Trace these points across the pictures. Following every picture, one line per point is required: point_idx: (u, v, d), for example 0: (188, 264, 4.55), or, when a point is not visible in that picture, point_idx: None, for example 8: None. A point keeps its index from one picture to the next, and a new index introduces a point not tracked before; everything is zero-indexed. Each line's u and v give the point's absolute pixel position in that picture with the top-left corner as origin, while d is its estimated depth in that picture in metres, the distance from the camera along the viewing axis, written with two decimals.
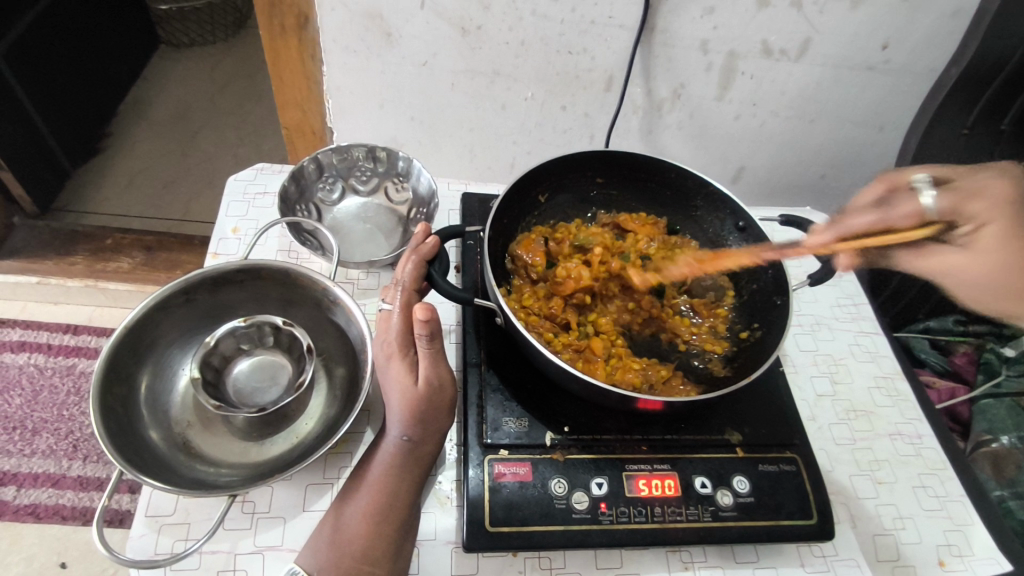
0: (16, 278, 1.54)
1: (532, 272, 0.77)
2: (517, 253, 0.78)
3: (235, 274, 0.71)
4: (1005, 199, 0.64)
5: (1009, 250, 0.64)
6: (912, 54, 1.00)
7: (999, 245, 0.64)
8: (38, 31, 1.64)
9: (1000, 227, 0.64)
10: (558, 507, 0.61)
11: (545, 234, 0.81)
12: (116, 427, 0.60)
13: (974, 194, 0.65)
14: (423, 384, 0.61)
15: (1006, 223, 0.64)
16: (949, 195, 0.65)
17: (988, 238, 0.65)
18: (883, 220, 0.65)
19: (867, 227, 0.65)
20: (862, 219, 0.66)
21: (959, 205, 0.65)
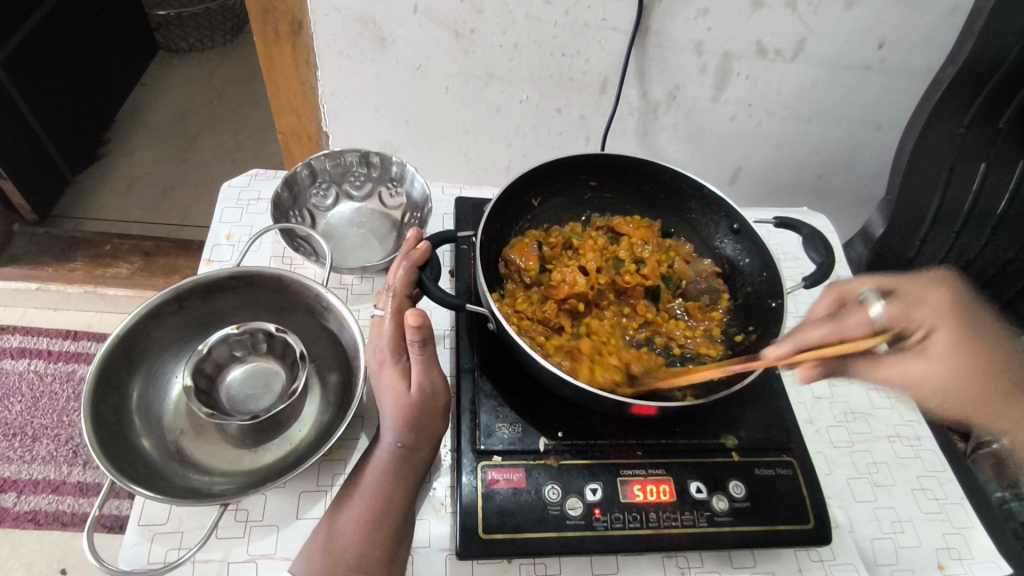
0: (15, 285, 1.55)
1: (526, 276, 0.76)
2: (512, 256, 0.78)
3: (227, 281, 0.71)
4: (947, 307, 0.62)
5: (952, 361, 0.60)
6: (908, 54, 0.99)
7: (943, 351, 0.61)
8: (37, 39, 1.64)
9: (947, 337, 0.61)
10: (552, 513, 0.61)
11: (538, 239, 0.81)
12: (107, 436, 0.60)
13: (916, 302, 0.62)
14: (416, 391, 0.60)
15: (950, 336, 0.61)
16: (898, 302, 0.62)
17: (940, 345, 0.61)
18: (837, 332, 0.58)
19: (836, 335, 0.58)
20: (819, 329, 0.59)
21: (907, 311, 0.61)
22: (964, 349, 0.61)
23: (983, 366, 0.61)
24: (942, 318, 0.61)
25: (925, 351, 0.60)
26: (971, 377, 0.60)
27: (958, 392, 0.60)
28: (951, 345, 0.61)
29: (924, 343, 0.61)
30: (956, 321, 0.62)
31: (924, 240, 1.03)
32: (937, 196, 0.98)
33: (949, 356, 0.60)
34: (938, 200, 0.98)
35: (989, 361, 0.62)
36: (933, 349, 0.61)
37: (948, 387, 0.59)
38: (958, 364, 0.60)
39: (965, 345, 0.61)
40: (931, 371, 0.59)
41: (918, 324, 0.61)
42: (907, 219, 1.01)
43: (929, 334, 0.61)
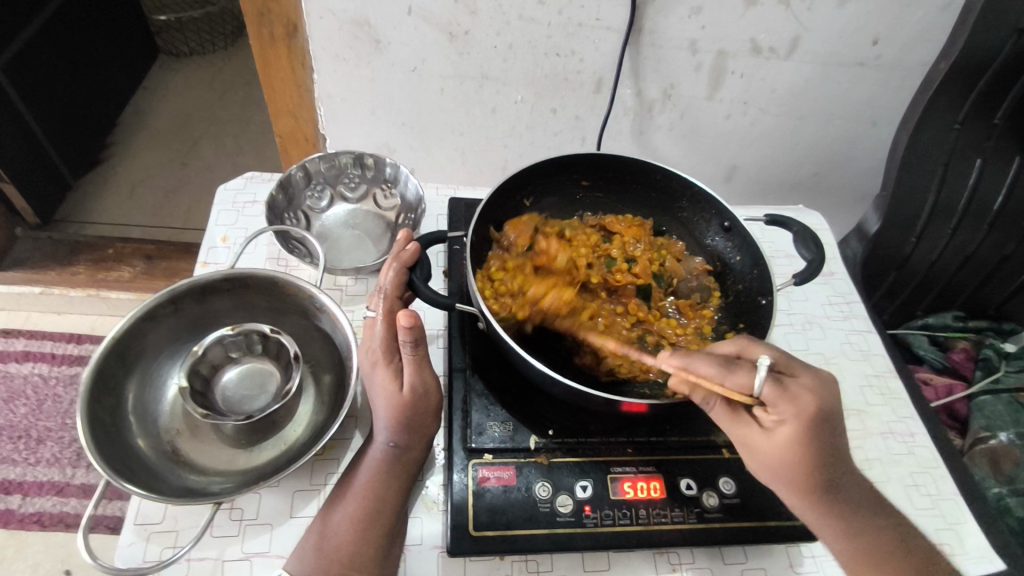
0: (19, 289, 1.56)
1: (514, 251, 0.77)
2: (507, 231, 0.78)
3: (221, 283, 0.72)
4: (805, 411, 0.56)
5: (792, 454, 0.57)
6: (902, 50, 0.99)
7: (782, 443, 0.57)
8: (38, 45, 1.66)
9: (792, 434, 0.56)
10: (542, 510, 0.61)
11: (537, 222, 0.79)
12: (102, 436, 0.61)
13: (793, 398, 0.56)
14: (408, 391, 0.61)
15: (801, 435, 0.56)
16: (781, 389, 0.56)
17: (784, 439, 0.57)
18: (716, 376, 0.55)
19: (719, 378, 0.54)
20: (709, 363, 0.55)
21: (778, 403, 0.56)
22: (812, 453, 0.57)
23: (816, 470, 0.58)
24: (799, 421, 0.56)
25: (770, 431, 0.58)
26: (797, 469, 0.58)
27: (777, 474, 0.59)
28: (799, 445, 0.56)
29: (775, 427, 0.58)
30: (816, 433, 0.56)
31: (919, 236, 1.02)
32: (932, 191, 0.97)
33: (793, 450, 0.57)
34: (934, 196, 0.97)
35: (827, 470, 0.58)
36: (778, 436, 0.57)
37: (772, 468, 0.59)
38: (798, 458, 0.57)
39: (811, 451, 0.57)
40: (767, 445, 0.58)
41: (778, 412, 0.56)
42: (903, 213, 1.00)
43: (782, 424, 0.57)
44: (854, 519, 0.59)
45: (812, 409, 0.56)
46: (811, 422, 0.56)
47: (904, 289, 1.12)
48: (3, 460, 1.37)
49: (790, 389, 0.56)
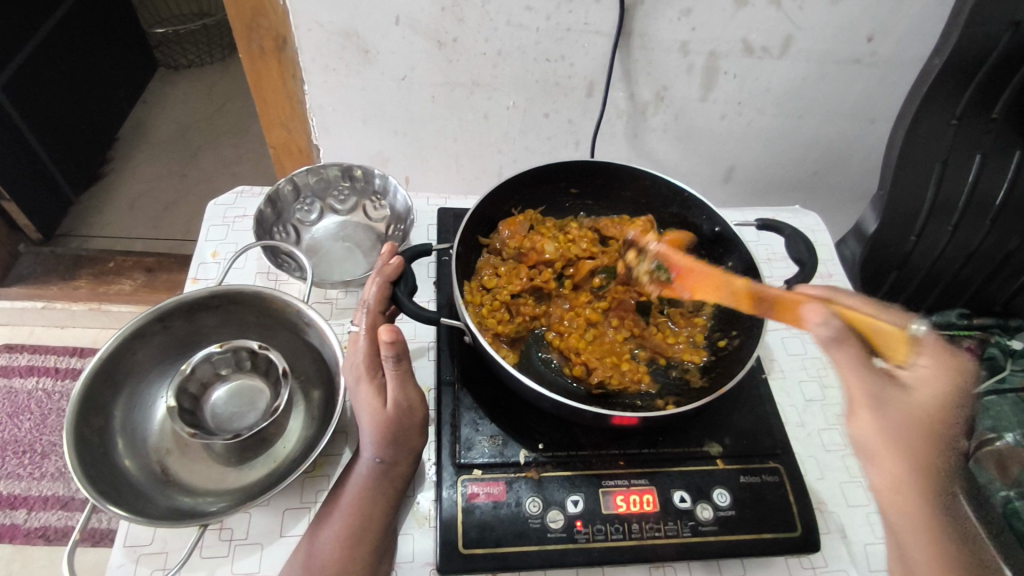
0: (22, 305, 1.57)
1: (506, 252, 0.77)
2: (502, 229, 0.78)
3: (209, 300, 0.72)
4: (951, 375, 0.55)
5: (927, 416, 0.54)
6: (898, 46, 0.98)
7: (923, 404, 0.54)
8: (37, 62, 1.67)
9: (934, 393, 0.54)
10: (532, 526, 0.61)
11: (532, 222, 0.80)
12: (89, 458, 0.60)
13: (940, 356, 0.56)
14: (392, 407, 0.60)
15: (944, 395, 0.54)
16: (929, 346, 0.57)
17: (926, 395, 0.54)
18: (872, 313, 0.59)
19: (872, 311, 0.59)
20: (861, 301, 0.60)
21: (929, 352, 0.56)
22: (941, 427, 0.54)
23: (938, 448, 0.54)
24: (946, 380, 0.55)
25: (910, 387, 0.55)
26: (922, 437, 0.53)
27: (901, 447, 0.53)
28: (940, 408, 0.54)
29: (913, 382, 0.55)
30: (957, 403, 0.55)
31: (919, 235, 1.01)
32: (930, 190, 0.96)
33: (932, 411, 0.54)
34: (932, 196, 0.96)
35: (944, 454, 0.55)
36: (918, 394, 0.55)
37: (899, 435, 0.53)
38: (930, 425, 0.53)
39: (942, 423, 0.54)
40: (904, 403, 0.54)
41: (922, 364, 0.56)
42: (902, 213, 0.99)
43: (921, 378, 0.55)
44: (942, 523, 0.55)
45: (958, 378, 0.55)
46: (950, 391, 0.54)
47: (904, 290, 1.10)
48: (9, 476, 1.38)
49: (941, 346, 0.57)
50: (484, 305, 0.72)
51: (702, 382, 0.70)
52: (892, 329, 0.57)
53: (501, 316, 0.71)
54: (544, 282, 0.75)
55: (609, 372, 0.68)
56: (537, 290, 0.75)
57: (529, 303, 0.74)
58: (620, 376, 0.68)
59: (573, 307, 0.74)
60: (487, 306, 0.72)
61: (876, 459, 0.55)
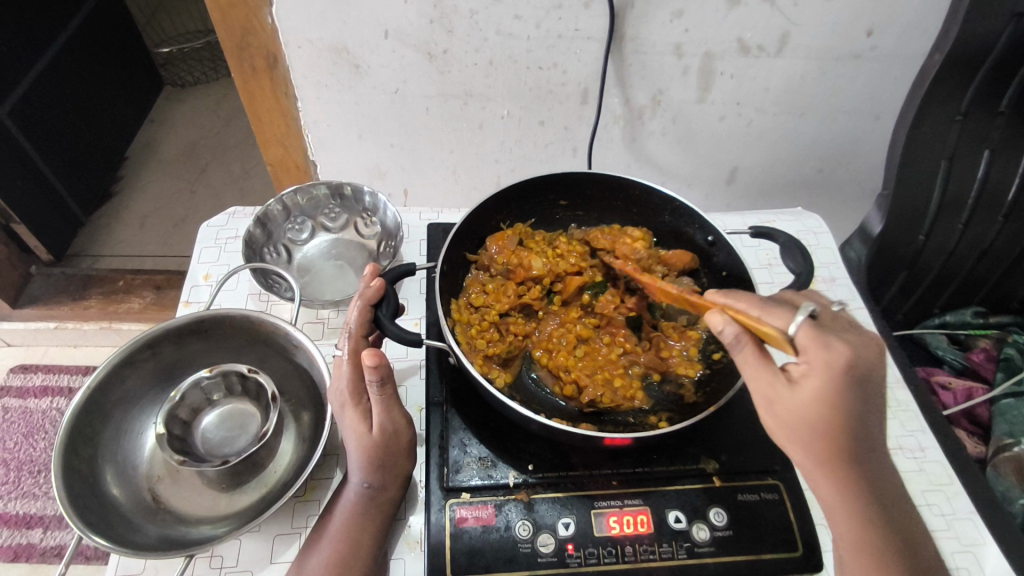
0: (35, 325, 1.62)
1: (494, 268, 0.77)
2: (490, 244, 0.78)
3: (197, 325, 0.72)
4: (837, 370, 0.49)
5: (817, 413, 0.50)
6: (899, 40, 0.95)
7: (807, 400, 0.50)
8: (44, 87, 1.69)
9: (821, 388, 0.49)
10: (522, 551, 0.59)
11: (519, 236, 0.79)
12: (78, 490, 0.60)
13: (826, 345, 0.50)
14: (378, 431, 0.60)
15: (828, 388, 0.49)
16: (816, 331, 0.50)
17: (809, 392, 0.49)
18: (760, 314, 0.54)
19: (757, 311, 0.53)
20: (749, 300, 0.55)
21: (823, 342, 0.50)
22: (837, 421, 0.49)
23: (846, 440, 0.50)
24: (826, 373, 0.49)
25: (797, 385, 0.50)
26: (815, 435, 0.50)
27: (799, 443, 0.51)
28: (828, 403, 0.49)
29: (802, 381, 0.50)
30: (845, 391, 0.49)
31: (928, 233, 0.97)
32: (938, 190, 0.92)
33: (819, 408, 0.49)
34: (940, 192, 0.92)
35: (853, 443, 0.51)
36: (802, 393, 0.50)
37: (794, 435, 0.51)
38: (825, 414, 0.49)
39: (839, 419, 0.49)
40: (791, 401, 0.50)
41: (806, 361, 0.50)
42: (909, 213, 0.95)
43: (809, 376, 0.50)
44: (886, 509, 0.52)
45: (843, 362, 0.49)
46: (839, 389, 0.49)
47: (918, 286, 1.07)
48: (26, 495, 1.40)
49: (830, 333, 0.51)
50: (473, 325, 0.72)
51: (696, 397, 0.68)
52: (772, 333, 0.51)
53: (490, 335, 0.71)
54: (532, 298, 0.74)
55: (602, 390, 0.67)
56: (526, 308, 0.75)
57: (518, 320, 0.73)
58: (612, 394, 0.67)
59: (565, 323, 0.74)
60: (476, 326, 0.71)
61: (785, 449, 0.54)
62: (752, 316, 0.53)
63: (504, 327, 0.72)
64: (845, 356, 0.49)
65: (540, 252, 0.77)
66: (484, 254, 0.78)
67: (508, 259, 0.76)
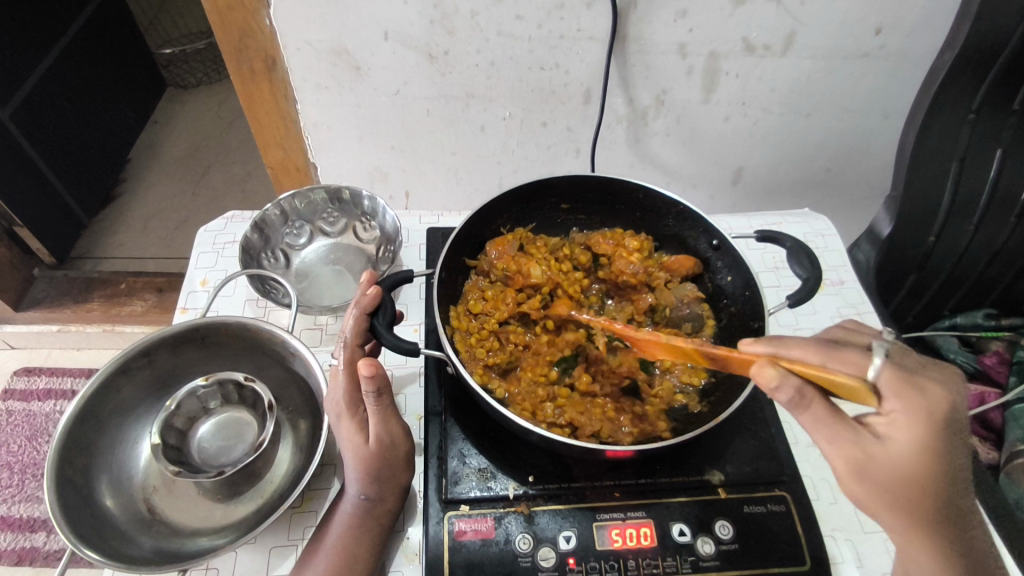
0: (39, 328, 1.62)
1: (494, 274, 0.75)
2: (490, 249, 0.76)
3: (193, 333, 0.70)
4: (932, 418, 0.48)
5: (916, 466, 0.48)
6: (908, 38, 0.93)
7: (902, 455, 0.48)
8: (46, 90, 1.69)
9: (915, 438, 0.48)
10: (522, 565, 0.58)
11: (521, 240, 0.77)
12: (71, 502, 0.59)
13: (913, 391, 0.49)
14: (375, 443, 0.58)
15: (926, 439, 0.48)
16: (902, 377, 0.49)
17: (907, 444, 0.48)
18: (823, 360, 0.50)
19: (821, 360, 0.49)
20: (807, 347, 0.50)
21: (905, 388, 0.49)
22: (932, 473, 0.48)
23: (938, 494, 0.49)
24: (924, 422, 0.48)
25: (887, 439, 0.49)
26: (909, 493, 0.48)
27: (891, 504, 0.49)
28: (924, 455, 0.48)
29: (893, 434, 0.49)
30: (942, 438, 0.48)
31: (938, 235, 0.95)
32: (948, 191, 0.90)
33: (918, 462, 0.48)
34: (951, 192, 0.90)
35: (948, 494, 0.49)
36: (897, 446, 0.48)
37: (888, 496, 0.49)
38: (923, 468, 0.48)
39: (936, 472, 0.48)
40: (884, 459, 0.48)
41: (892, 411, 0.49)
42: (919, 213, 0.92)
43: (901, 427, 0.48)
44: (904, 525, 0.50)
45: (940, 408, 0.48)
46: (933, 438, 0.48)
47: (928, 288, 1.05)
48: (29, 499, 1.40)
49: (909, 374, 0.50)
50: (472, 332, 0.71)
51: (701, 407, 0.67)
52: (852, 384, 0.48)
53: (490, 344, 0.70)
54: (531, 308, 0.72)
55: (598, 423, 0.64)
56: (525, 316, 0.73)
57: (517, 331, 0.71)
58: (611, 427, 0.64)
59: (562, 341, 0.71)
60: (475, 335, 0.70)
61: (875, 512, 0.51)
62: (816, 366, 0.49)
63: (504, 337, 0.71)
64: (936, 402, 0.49)
65: (541, 260, 0.74)
66: (485, 260, 0.76)
67: (508, 266, 0.74)
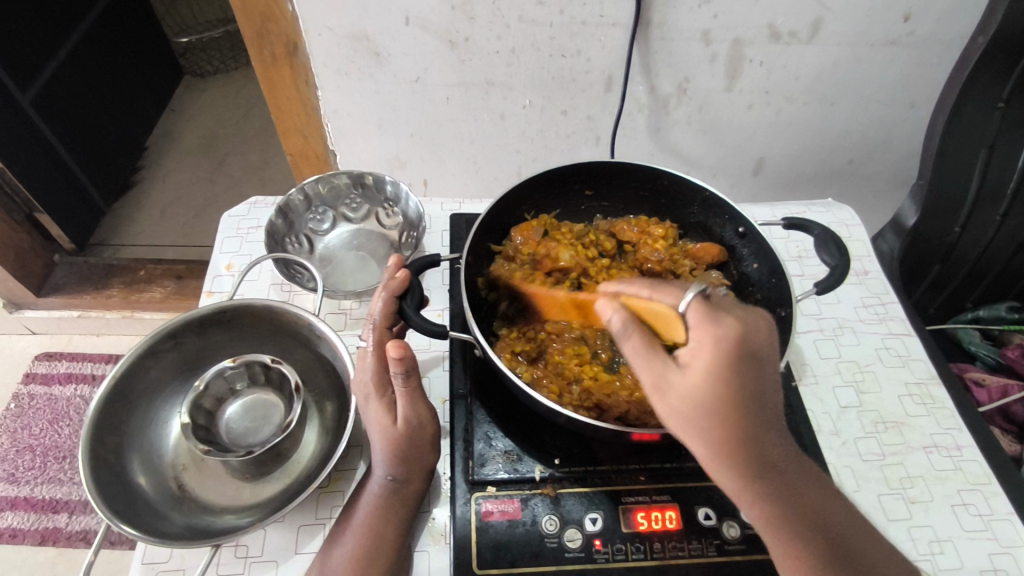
0: (59, 314, 1.63)
1: (520, 259, 0.76)
2: (515, 235, 0.77)
3: (220, 315, 0.71)
4: (728, 347, 0.46)
5: (711, 396, 0.46)
6: (937, 25, 0.91)
7: (696, 382, 0.46)
8: (66, 77, 1.70)
9: (710, 365, 0.46)
10: (549, 546, 0.58)
11: (545, 225, 0.78)
12: (105, 478, 0.60)
13: (714, 322, 0.47)
14: (403, 424, 0.59)
15: (720, 366, 0.46)
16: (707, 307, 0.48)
17: (700, 370, 0.46)
18: (650, 295, 0.53)
19: (647, 293, 0.53)
20: (637, 283, 0.55)
21: (711, 318, 0.47)
22: (730, 401, 0.46)
23: (739, 423, 0.47)
24: (717, 351, 0.46)
25: (686, 368, 0.47)
26: (711, 421, 0.46)
27: (697, 431, 0.47)
28: (718, 383, 0.46)
29: (691, 363, 0.47)
30: (737, 366, 0.46)
31: (963, 225, 0.94)
32: (976, 179, 0.89)
33: (711, 390, 0.46)
34: (978, 181, 0.89)
35: (752, 425, 0.47)
36: (693, 374, 0.47)
37: (689, 420, 0.47)
38: (717, 394, 0.46)
39: (733, 399, 0.46)
40: (682, 387, 0.47)
41: (694, 342, 0.47)
42: (944, 203, 0.91)
43: (697, 358, 0.47)
44: (746, 453, 0.47)
45: (732, 337, 0.46)
46: (732, 370, 0.46)
47: (950, 280, 1.04)
48: (51, 480, 1.42)
49: (718, 306, 0.49)
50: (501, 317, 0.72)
51: None
52: (661, 309, 0.51)
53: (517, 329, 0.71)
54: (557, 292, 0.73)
55: (626, 405, 0.63)
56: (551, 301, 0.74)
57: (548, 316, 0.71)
58: (638, 409, 0.63)
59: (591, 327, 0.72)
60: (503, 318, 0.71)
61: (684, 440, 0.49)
62: (642, 299, 0.53)
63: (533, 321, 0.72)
64: (733, 335, 0.47)
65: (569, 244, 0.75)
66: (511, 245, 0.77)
67: (538, 248, 0.75)
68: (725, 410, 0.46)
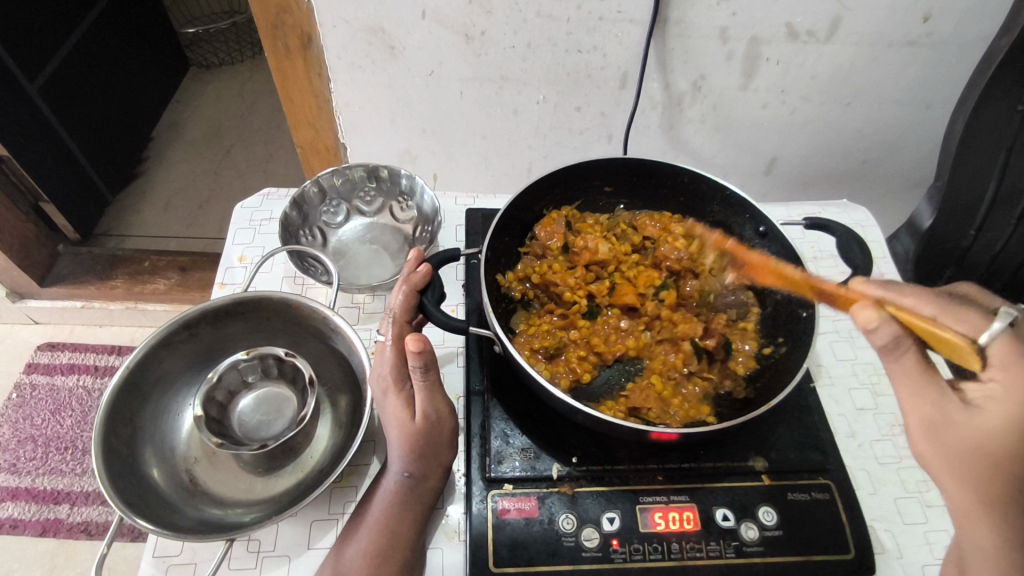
0: (62, 304, 1.62)
1: (545, 254, 0.76)
2: (539, 232, 0.77)
3: (234, 307, 0.71)
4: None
5: (996, 442, 0.49)
6: (957, 27, 0.90)
7: (987, 426, 0.49)
8: (73, 66, 1.69)
9: (1008, 414, 0.48)
10: (566, 544, 0.58)
11: (567, 219, 0.78)
12: (118, 470, 0.60)
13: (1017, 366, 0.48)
14: (421, 419, 0.58)
15: (1020, 416, 0.48)
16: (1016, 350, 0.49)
17: (996, 417, 0.49)
18: (935, 314, 0.51)
19: (935, 312, 0.51)
20: (921, 298, 0.51)
21: (1016, 359, 0.49)
22: (1016, 454, 0.48)
23: (1013, 475, 0.49)
24: (1019, 404, 0.48)
25: (975, 410, 0.50)
26: (981, 467, 0.49)
27: (960, 476, 0.50)
28: (1015, 433, 0.48)
29: (984, 405, 0.50)
30: None
31: (979, 229, 0.93)
32: (993, 183, 0.87)
33: (1002, 438, 0.48)
34: (995, 185, 0.87)
35: (1023, 482, 0.49)
36: (983, 418, 0.49)
37: (958, 462, 0.50)
38: (1011, 444, 0.48)
39: (1021, 453, 0.48)
40: (966, 427, 0.49)
41: (992, 377, 0.49)
42: (960, 206, 0.91)
43: (995, 401, 0.49)
44: (1010, 509, 0.49)
45: None
46: None
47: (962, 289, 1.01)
48: (53, 471, 1.41)
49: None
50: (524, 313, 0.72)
51: (748, 394, 0.67)
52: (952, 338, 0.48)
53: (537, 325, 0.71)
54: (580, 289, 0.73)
55: (648, 404, 0.64)
56: None
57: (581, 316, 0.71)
58: (660, 409, 0.64)
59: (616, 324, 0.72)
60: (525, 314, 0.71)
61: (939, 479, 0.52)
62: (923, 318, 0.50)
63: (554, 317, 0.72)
64: None
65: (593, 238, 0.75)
66: (534, 240, 0.77)
67: (565, 242, 0.75)
68: (1001, 462, 0.49)
